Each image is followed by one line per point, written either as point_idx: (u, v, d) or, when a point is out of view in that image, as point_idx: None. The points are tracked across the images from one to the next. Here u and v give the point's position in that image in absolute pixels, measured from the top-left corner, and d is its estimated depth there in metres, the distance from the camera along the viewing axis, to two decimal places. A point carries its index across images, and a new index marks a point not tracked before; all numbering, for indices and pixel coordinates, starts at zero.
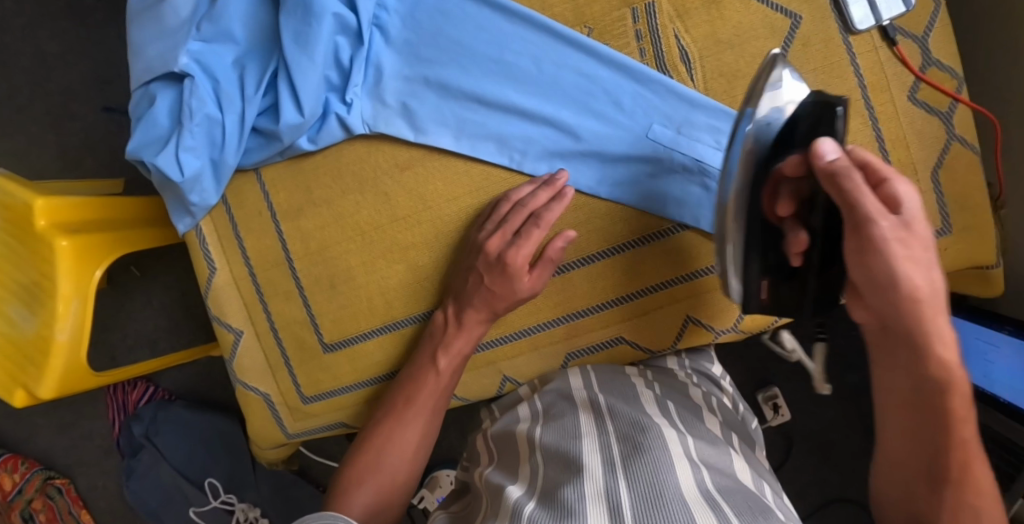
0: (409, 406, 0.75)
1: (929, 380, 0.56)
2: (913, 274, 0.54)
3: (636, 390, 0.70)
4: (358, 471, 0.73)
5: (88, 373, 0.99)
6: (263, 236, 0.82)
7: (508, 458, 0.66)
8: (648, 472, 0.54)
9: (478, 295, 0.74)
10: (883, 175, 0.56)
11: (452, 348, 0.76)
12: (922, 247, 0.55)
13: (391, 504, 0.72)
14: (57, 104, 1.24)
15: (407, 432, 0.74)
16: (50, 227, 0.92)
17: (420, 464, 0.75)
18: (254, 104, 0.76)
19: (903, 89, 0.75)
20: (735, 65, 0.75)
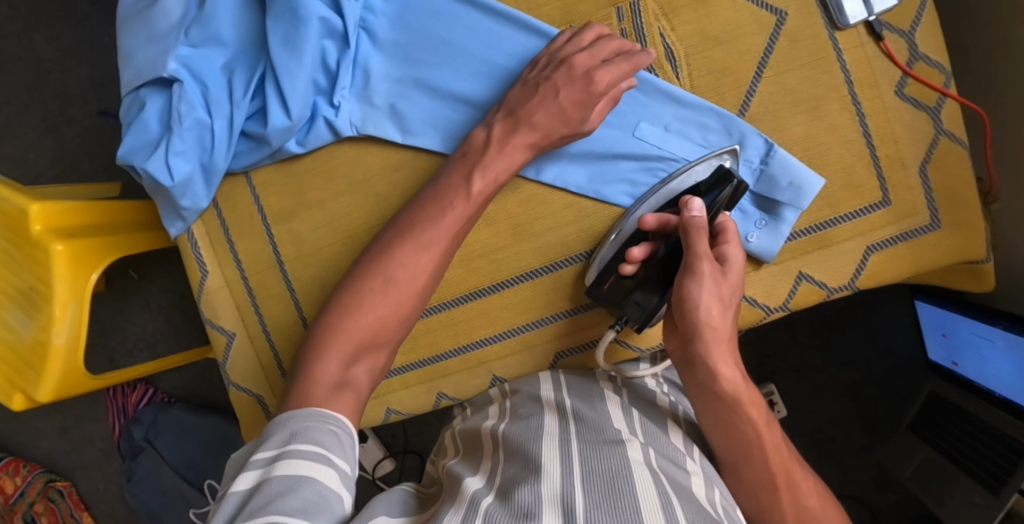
0: (429, 227, 0.71)
1: (728, 400, 0.67)
2: (716, 311, 0.66)
3: (604, 396, 0.73)
4: (357, 294, 0.69)
5: (86, 377, 1.00)
6: (254, 239, 0.82)
7: (472, 453, 0.69)
8: (608, 481, 0.57)
9: (541, 110, 0.71)
10: (729, 241, 0.69)
11: (488, 170, 0.71)
12: (729, 296, 0.67)
13: (386, 340, 0.69)
14: (54, 108, 1.25)
15: (416, 260, 0.70)
16: (45, 232, 0.93)
17: (422, 305, 0.71)
18: (242, 109, 0.76)
19: (890, 84, 0.75)
20: (723, 62, 0.75)
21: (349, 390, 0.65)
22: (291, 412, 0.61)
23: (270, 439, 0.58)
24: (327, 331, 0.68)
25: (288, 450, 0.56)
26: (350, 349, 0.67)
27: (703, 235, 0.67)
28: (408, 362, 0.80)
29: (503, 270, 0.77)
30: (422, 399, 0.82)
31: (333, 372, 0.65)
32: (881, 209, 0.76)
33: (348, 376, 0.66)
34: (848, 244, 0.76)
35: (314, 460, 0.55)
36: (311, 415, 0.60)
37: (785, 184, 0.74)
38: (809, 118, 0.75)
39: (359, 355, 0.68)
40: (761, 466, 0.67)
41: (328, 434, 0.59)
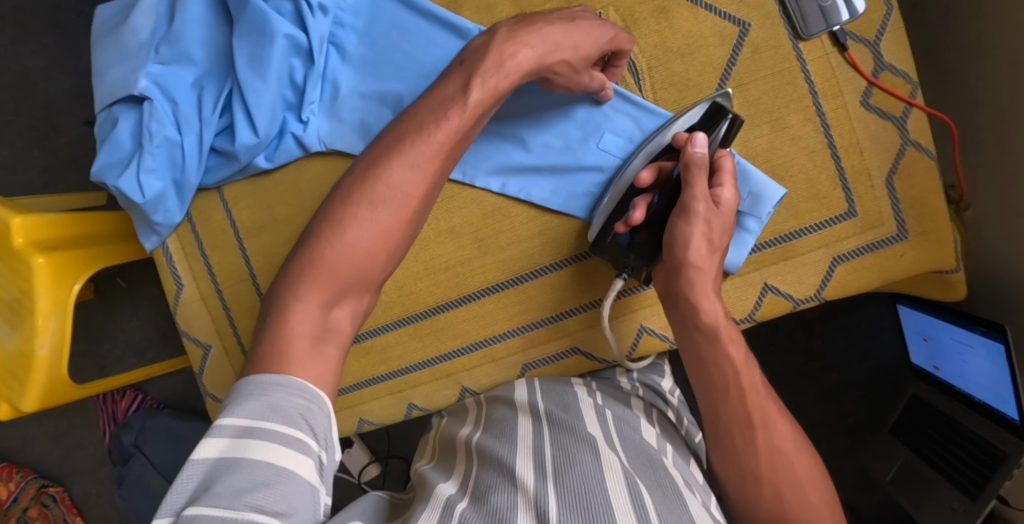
0: (419, 144, 0.65)
1: (709, 337, 0.68)
2: (703, 251, 0.68)
3: (576, 398, 0.73)
4: (342, 219, 0.63)
5: (70, 386, 1.02)
6: (227, 253, 0.83)
7: (446, 459, 0.70)
8: (580, 481, 0.58)
9: (556, 23, 0.67)
10: (726, 179, 0.69)
11: (487, 80, 0.65)
12: (718, 237, 0.68)
13: (373, 277, 0.64)
14: (42, 118, 1.26)
15: (408, 181, 0.64)
16: (27, 245, 0.95)
17: (410, 235, 0.66)
18: (210, 126, 0.77)
19: (855, 95, 0.75)
20: (686, 74, 0.75)
21: (332, 342, 0.61)
22: (268, 375, 0.56)
23: (246, 405, 0.54)
24: (309, 264, 0.61)
25: (268, 431, 0.53)
26: (331, 289, 0.62)
27: (702, 174, 0.67)
28: (378, 374, 0.81)
29: (469, 283, 0.78)
30: (393, 409, 0.83)
31: (315, 318, 0.60)
32: (846, 220, 0.76)
33: (329, 320, 0.61)
34: (813, 255, 0.76)
35: (295, 451, 0.53)
36: (295, 385, 0.56)
37: (746, 193, 0.74)
38: (771, 129, 0.75)
39: (341, 294, 0.62)
40: (734, 404, 0.67)
41: (313, 410, 0.56)
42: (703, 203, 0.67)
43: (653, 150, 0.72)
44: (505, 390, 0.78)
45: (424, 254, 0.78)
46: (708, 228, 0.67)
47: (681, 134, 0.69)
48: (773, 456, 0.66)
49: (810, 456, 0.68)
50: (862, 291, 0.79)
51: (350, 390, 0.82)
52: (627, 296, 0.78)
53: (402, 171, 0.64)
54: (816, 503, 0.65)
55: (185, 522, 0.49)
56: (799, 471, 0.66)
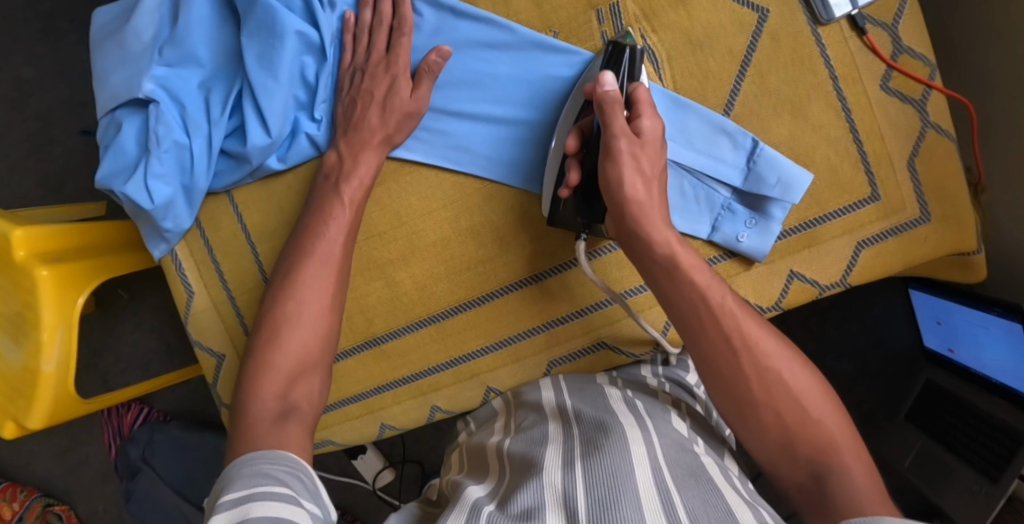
0: (324, 244, 0.72)
1: (670, 269, 0.67)
2: (639, 184, 0.65)
3: (605, 396, 0.70)
4: (275, 326, 0.70)
5: (77, 401, 1.00)
6: (239, 259, 0.81)
7: (478, 467, 0.69)
8: (608, 476, 0.57)
9: (372, 109, 0.72)
10: (644, 107, 0.66)
11: (356, 178, 0.72)
12: (651, 166, 0.66)
13: (317, 359, 0.71)
14: (37, 129, 1.24)
15: (318, 276, 0.71)
16: (29, 257, 0.93)
17: (336, 320, 0.72)
18: (220, 127, 0.75)
19: (873, 79, 0.74)
20: (705, 64, 0.74)
21: (294, 417, 0.67)
22: (255, 452, 0.62)
23: (237, 485, 0.58)
24: (256, 363, 0.69)
25: (263, 492, 0.56)
26: (281, 378, 0.68)
27: (618, 109, 0.64)
28: (399, 377, 0.79)
29: (491, 281, 0.76)
30: (416, 413, 0.81)
31: (273, 401, 0.67)
32: (870, 204, 0.75)
33: (288, 401, 0.68)
34: (837, 241, 0.76)
35: (290, 502, 0.56)
36: (281, 457, 0.62)
37: (773, 181, 0.73)
38: (792, 117, 0.74)
39: (293, 379, 0.69)
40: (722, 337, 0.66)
41: (299, 477, 0.60)
42: (627, 141, 0.64)
43: (574, 109, 0.70)
44: (532, 392, 0.75)
45: (444, 254, 0.76)
46: (637, 160, 0.65)
47: (587, 86, 0.67)
48: (765, 377, 0.65)
49: (800, 363, 0.66)
50: (887, 277, 0.78)
51: (371, 395, 0.80)
52: None
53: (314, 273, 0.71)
54: (820, 418, 0.64)
55: None
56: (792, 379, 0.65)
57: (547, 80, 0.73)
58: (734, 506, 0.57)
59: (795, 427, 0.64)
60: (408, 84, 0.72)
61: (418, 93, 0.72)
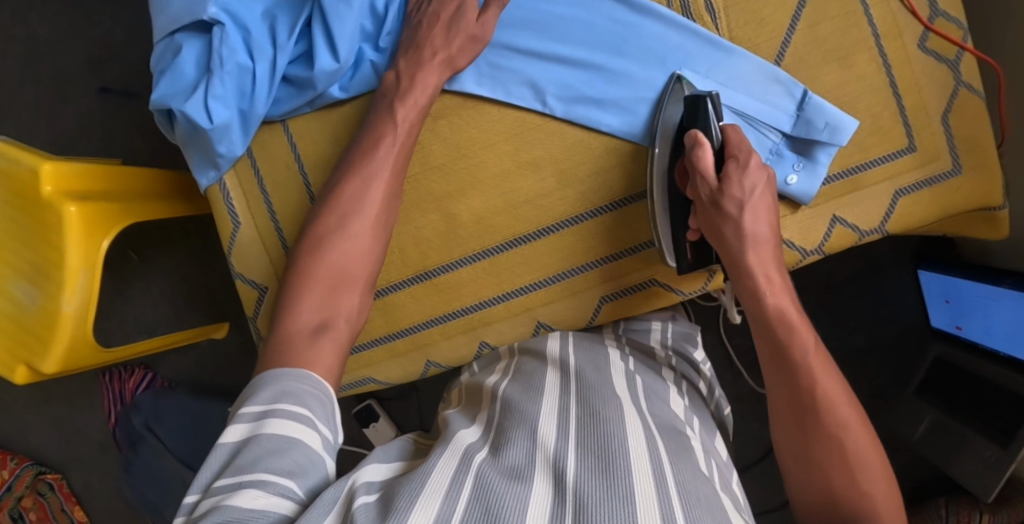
0: (356, 181, 0.72)
1: (768, 320, 0.69)
2: (745, 234, 0.69)
3: (608, 361, 0.72)
4: (320, 236, 0.71)
5: (94, 349, 0.96)
6: (290, 191, 0.81)
7: (471, 405, 0.70)
8: (600, 441, 0.57)
9: (437, 32, 0.73)
10: (732, 148, 0.70)
11: (410, 100, 0.73)
12: (758, 205, 0.69)
13: (358, 276, 0.71)
14: (52, 88, 1.21)
15: (367, 197, 0.72)
16: (56, 194, 0.90)
17: (379, 252, 0.73)
18: (286, 52, 0.75)
19: (913, 38, 0.78)
20: (760, 12, 0.77)
21: (327, 333, 0.67)
22: (283, 369, 0.62)
23: (263, 394, 0.59)
24: (299, 277, 0.69)
25: (284, 409, 0.57)
26: (322, 289, 0.69)
27: (707, 164, 0.70)
28: (451, 311, 0.81)
29: (548, 216, 0.77)
30: (465, 348, 0.82)
31: (311, 316, 0.68)
32: (907, 154, 0.79)
33: (326, 316, 0.68)
34: (876, 188, 0.80)
35: (304, 423, 0.57)
36: (303, 376, 0.61)
37: (822, 125, 0.77)
38: (840, 67, 0.78)
39: (332, 293, 0.70)
40: (800, 384, 0.67)
41: (316, 395, 0.60)
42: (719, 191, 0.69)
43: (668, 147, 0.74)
44: (537, 343, 0.78)
45: (503, 187, 0.77)
46: (725, 203, 0.69)
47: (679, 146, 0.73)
48: (832, 438, 0.65)
49: (872, 438, 0.66)
50: (921, 226, 0.82)
51: (420, 329, 0.82)
52: None
53: (359, 188, 0.72)
54: (870, 491, 0.64)
55: (213, 490, 0.52)
56: (853, 431, 0.65)
57: (612, 19, 0.75)
58: (714, 484, 0.57)
59: (836, 483, 0.65)
60: (476, 9, 0.74)
61: (486, 20, 0.73)
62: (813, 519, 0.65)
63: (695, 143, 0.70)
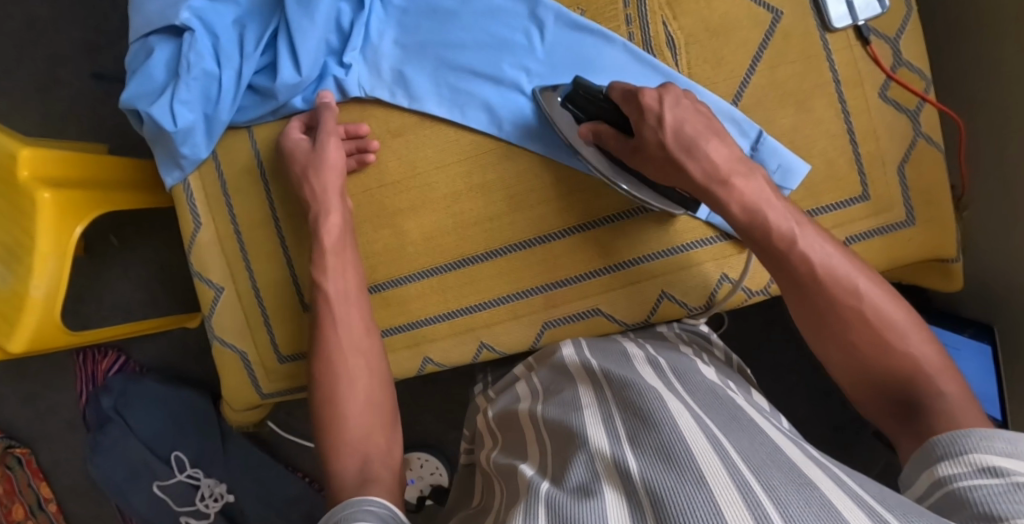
0: (330, 345, 0.73)
1: (762, 234, 0.66)
2: (700, 144, 0.67)
3: (628, 355, 0.71)
4: (324, 420, 0.70)
5: (61, 332, 0.99)
6: (250, 196, 0.82)
7: (514, 438, 0.68)
8: (650, 432, 0.54)
9: (320, 184, 0.76)
10: (625, 104, 0.71)
11: (337, 268, 0.75)
12: (683, 117, 0.68)
13: (380, 422, 0.71)
14: (45, 69, 1.24)
15: (348, 360, 0.73)
16: (32, 179, 0.92)
17: (383, 390, 0.73)
18: (252, 61, 0.77)
19: (874, 86, 0.79)
20: (720, 52, 0.79)
21: (373, 483, 0.65)
22: (330, 510, 0.62)
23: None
24: (328, 454, 0.69)
25: None
26: (355, 455, 0.68)
27: (613, 134, 0.72)
28: (397, 325, 0.82)
29: (497, 239, 0.79)
30: (409, 365, 0.83)
31: (354, 474, 0.67)
32: (859, 203, 0.80)
33: (367, 473, 0.67)
34: (827, 233, 0.80)
35: None
36: (351, 502, 0.61)
37: (775, 166, 0.78)
38: (797, 111, 0.79)
39: (364, 456, 0.68)
40: (816, 288, 0.65)
41: (362, 507, 0.60)
42: (641, 131, 0.69)
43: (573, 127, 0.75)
44: (554, 351, 0.78)
45: (454, 207, 0.79)
46: (643, 138, 0.69)
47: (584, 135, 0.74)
48: (862, 317, 0.64)
49: (891, 297, 0.65)
50: (872, 273, 0.83)
51: None
52: (649, 260, 0.78)
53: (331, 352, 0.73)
54: (909, 346, 0.63)
55: None
56: (884, 323, 0.63)
57: (567, 48, 0.78)
58: (779, 444, 0.53)
59: (877, 355, 0.64)
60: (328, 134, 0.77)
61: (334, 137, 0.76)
62: (869, 394, 0.65)
63: (594, 134, 0.73)
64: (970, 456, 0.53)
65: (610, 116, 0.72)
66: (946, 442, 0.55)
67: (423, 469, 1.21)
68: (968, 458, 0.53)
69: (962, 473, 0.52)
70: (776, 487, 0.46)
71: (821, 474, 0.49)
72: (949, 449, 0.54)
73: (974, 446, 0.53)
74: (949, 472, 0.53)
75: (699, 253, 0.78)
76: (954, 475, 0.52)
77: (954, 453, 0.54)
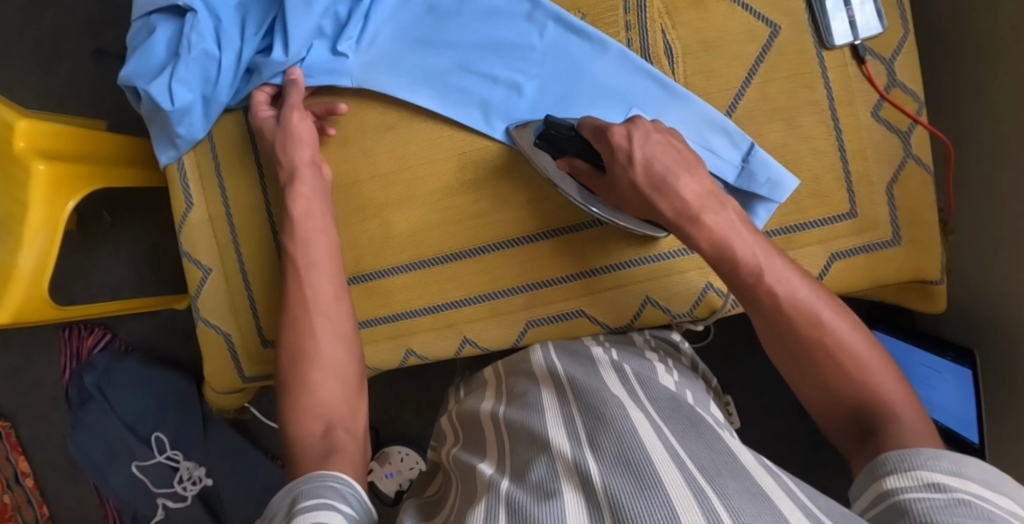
0: (304, 317, 0.75)
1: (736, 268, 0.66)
2: (676, 179, 0.67)
3: (593, 359, 0.72)
4: (294, 384, 0.72)
5: (48, 307, 0.99)
6: (243, 179, 0.83)
7: (474, 438, 0.69)
8: (611, 436, 0.55)
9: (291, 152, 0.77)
10: (596, 140, 0.71)
11: (308, 234, 0.76)
12: (654, 152, 0.68)
13: (346, 390, 0.73)
14: (48, 44, 1.24)
15: (318, 327, 0.74)
16: (28, 150, 0.92)
17: (354, 359, 0.75)
18: (251, 44, 0.78)
19: (867, 106, 0.80)
20: (713, 66, 0.79)
21: (336, 453, 0.66)
22: (292, 484, 0.62)
23: (280, 509, 0.59)
24: (291, 419, 0.70)
25: (301, 505, 0.57)
26: (319, 420, 0.70)
27: (585, 171, 0.73)
28: (381, 316, 0.83)
29: (485, 236, 0.80)
30: (390, 355, 0.84)
31: (318, 443, 0.67)
32: (847, 220, 0.80)
33: (331, 442, 0.67)
34: (813, 248, 0.80)
35: (320, 506, 0.56)
36: (315, 477, 0.61)
37: (763, 180, 0.77)
38: (783, 129, 0.79)
39: (330, 426, 0.70)
40: (790, 316, 0.64)
41: (325, 483, 0.60)
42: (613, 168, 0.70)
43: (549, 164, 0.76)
44: (523, 359, 0.78)
45: (442, 203, 0.80)
46: (617, 177, 0.70)
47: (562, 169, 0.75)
48: (833, 346, 0.63)
49: (863, 332, 0.64)
50: (857, 291, 0.83)
51: None
52: (633, 265, 0.78)
53: (303, 321, 0.74)
54: (876, 379, 0.62)
55: None
56: (848, 355, 0.63)
57: (563, 50, 0.78)
58: (735, 449, 0.54)
59: (848, 387, 0.62)
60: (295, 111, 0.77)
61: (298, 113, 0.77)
62: (840, 428, 0.63)
63: (570, 168, 0.74)
64: (916, 471, 0.52)
65: (583, 152, 0.72)
66: (894, 458, 0.54)
67: (403, 463, 1.20)
68: (916, 474, 0.52)
69: (911, 489, 0.51)
70: (729, 495, 0.47)
71: (774, 483, 0.50)
72: (897, 465, 0.53)
73: (922, 463, 0.52)
74: (898, 488, 0.52)
75: (683, 260, 0.78)
76: (902, 490, 0.51)
77: (902, 468, 0.53)
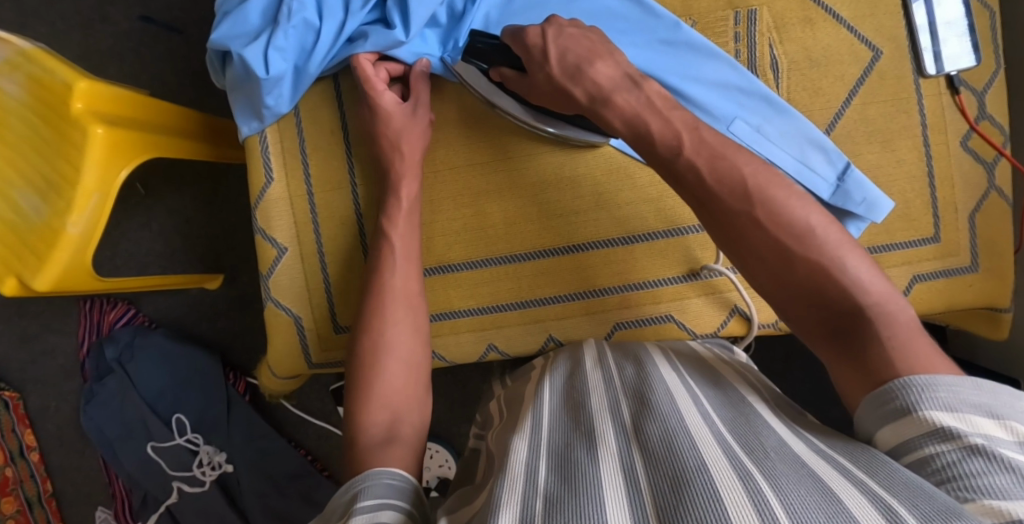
0: (379, 301, 0.71)
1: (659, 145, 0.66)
2: (591, 65, 0.70)
3: (646, 351, 0.69)
4: (364, 369, 0.67)
5: (89, 275, 0.94)
6: (329, 157, 0.80)
7: (512, 417, 0.65)
8: (658, 426, 0.51)
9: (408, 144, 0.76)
10: (515, 43, 0.74)
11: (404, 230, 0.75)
12: (571, 46, 0.71)
13: (422, 383, 0.68)
14: (92, 4, 1.18)
15: (395, 315, 0.70)
16: (85, 112, 0.87)
17: (426, 350, 0.71)
18: (357, 18, 0.75)
19: (956, 135, 0.81)
20: (818, 83, 0.80)
21: (396, 445, 0.61)
22: (356, 477, 0.57)
23: (337, 509, 0.54)
24: (356, 404, 0.65)
25: (359, 505, 0.51)
26: (387, 409, 0.64)
27: (515, 79, 0.74)
28: (465, 307, 0.81)
29: (581, 234, 0.79)
30: (471, 348, 0.82)
31: (378, 428, 0.63)
32: (929, 244, 0.82)
33: (392, 430, 0.63)
34: (895, 270, 0.82)
35: (379, 508, 0.51)
36: (371, 474, 0.56)
37: (858, 200, 0.78)
38: (882, 149, 0.81)
39: (396, 416, 0.64)
40: (733, 199, 0.62)
41: (382, 481, 0.55)
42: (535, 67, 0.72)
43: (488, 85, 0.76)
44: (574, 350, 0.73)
45: (541, 196, 0.79)
46: (537, 77, 0.72)
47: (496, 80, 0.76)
48: (778, 221, 0.60)
49: (817, 212, 0.61)
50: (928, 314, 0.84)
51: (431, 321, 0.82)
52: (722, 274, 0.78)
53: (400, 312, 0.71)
54: (843, 260, 0.57)
55: None
56: (784, 225, 0.59)
57: (672, 57, 0.78)
58: (787, 439, 0.51)
59: (812, 273, 0.58)
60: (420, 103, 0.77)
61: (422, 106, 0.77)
62: (818, 331, 0.58)
63: (499, 78, 0.76)
64: (918, 414, 0.48)
65: (509, 60, 0.75)
66: (889, 398, 0.50)
67: (432, 460, 1.19)
68: (920, 420, 0.48)
69: (920, 440, 0.48)
70: (782, 485, 0.43)
71: (829, 469, 0.46)
72: (895, 406, 0.50)
73: (920, 401, 0.49)
74: (907, 442, 0.48)
75: None
76: (912, 443, 0.48)
77: (901, 413, 0.49)
